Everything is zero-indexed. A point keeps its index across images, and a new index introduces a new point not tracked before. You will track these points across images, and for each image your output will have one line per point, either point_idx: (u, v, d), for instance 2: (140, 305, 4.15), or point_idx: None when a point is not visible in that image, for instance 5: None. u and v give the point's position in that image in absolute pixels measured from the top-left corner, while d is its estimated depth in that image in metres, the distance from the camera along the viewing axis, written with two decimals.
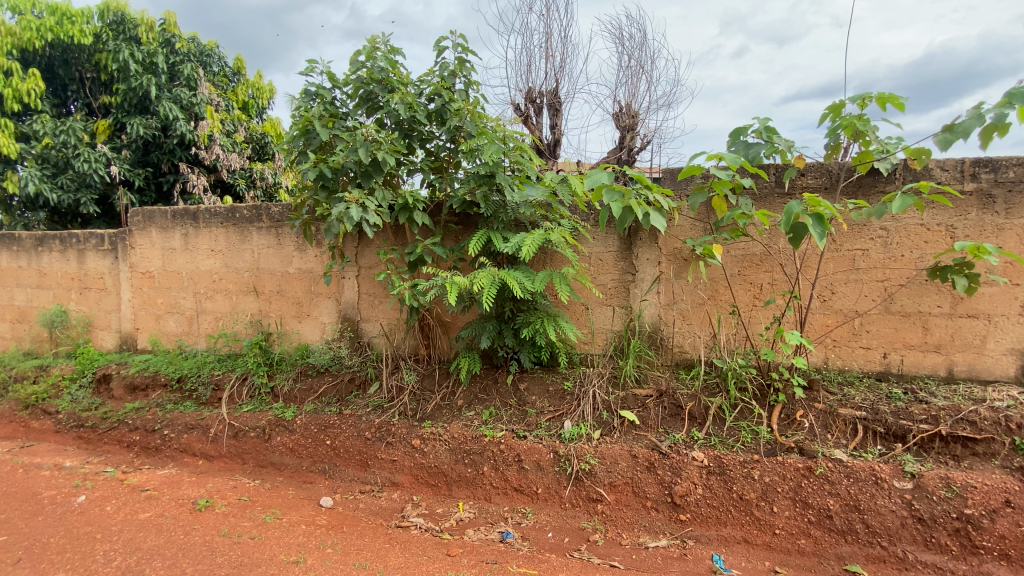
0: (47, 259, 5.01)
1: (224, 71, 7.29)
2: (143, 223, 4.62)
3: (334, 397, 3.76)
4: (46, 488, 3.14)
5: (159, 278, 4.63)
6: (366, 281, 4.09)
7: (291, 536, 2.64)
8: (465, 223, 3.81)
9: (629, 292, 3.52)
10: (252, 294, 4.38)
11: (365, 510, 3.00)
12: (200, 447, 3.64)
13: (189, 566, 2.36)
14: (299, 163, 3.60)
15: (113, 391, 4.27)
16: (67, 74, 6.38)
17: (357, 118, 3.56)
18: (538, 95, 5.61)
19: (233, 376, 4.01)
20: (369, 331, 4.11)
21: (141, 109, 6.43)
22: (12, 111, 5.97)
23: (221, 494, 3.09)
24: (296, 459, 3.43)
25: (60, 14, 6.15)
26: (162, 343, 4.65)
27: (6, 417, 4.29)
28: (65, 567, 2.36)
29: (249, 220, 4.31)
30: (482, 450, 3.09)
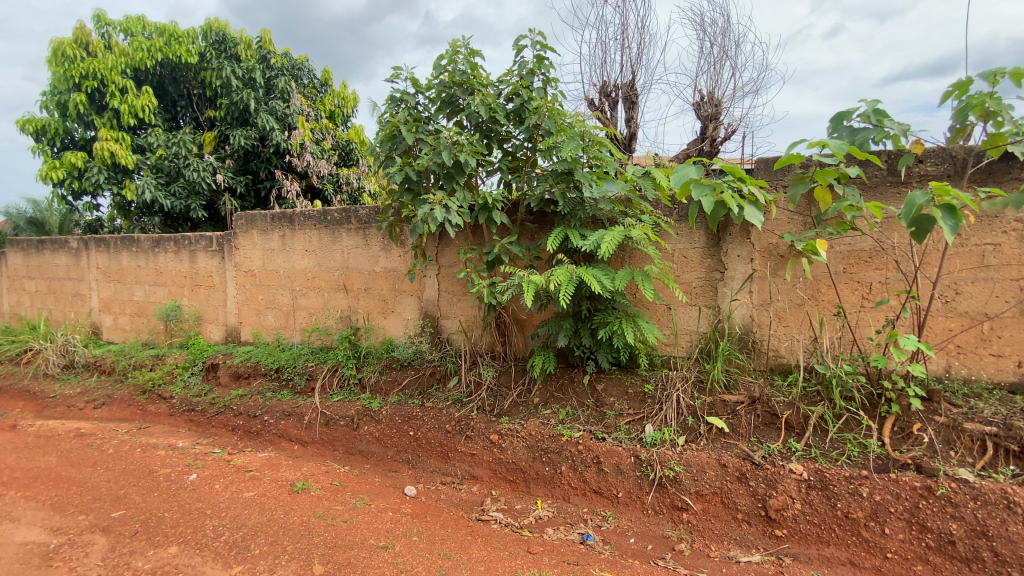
0: (163, 259, 5.60)
1: (314, 83, 7.80)
2: (246, 226, 5.05)
3: (416, 389, 3.91)
4: (161, 466, 3.50)
5: (259, 276, 5.04)
6: (446, 280, 4.20)
7: (380, 521, 2.76)
8: (541, 221, 3.79)
9: (716, 291, 3.34)
10: (342, 292, 4.65)
11: (446, 501, 3.08)
12: (295, 433, 3.91)
13: (289, 544, 2.53)
14: (384, 167, 3.76)
15: (220, 379, 4.71)
16: (176, 91, 7.10)
17: (439, 121, 3.66)
18: (612, 90, 5.48)
19: (325, 367, 4.28)
20: (448, 327, 4.23)
21: (241, 121, 7.02)
22: (129, 125, 6.70)
23: (315, 478, 3.30)
24: (381, 448, 3.60)
25: (168, 35, 6.82)
26: (263, 335, 5.05)
27: (126, 401, 4.84)
28: (179, 540, 2.61)
29: (339, 222, 4.57)
30: (560, 449, 3.06)
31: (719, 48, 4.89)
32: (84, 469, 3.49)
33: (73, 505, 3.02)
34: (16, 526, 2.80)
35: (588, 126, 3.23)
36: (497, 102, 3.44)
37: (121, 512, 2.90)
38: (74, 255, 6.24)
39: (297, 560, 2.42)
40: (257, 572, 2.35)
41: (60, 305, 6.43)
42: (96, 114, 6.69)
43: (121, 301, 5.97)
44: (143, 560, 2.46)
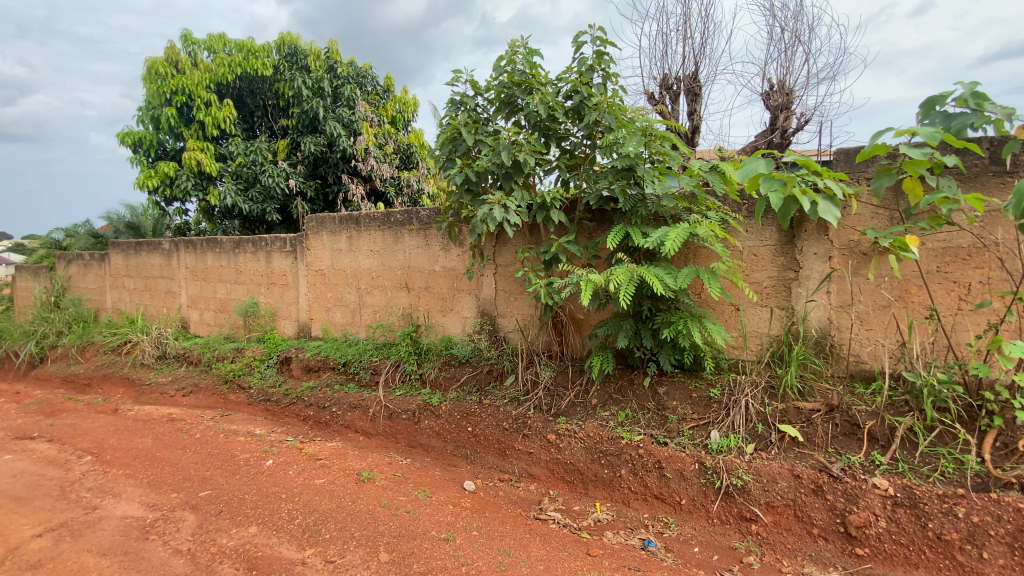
0: (243, 259, 6.02)
1: (377, 90, 8.12)
2: (316, 228, 5.33)
3: (474, 386, 3.97)
4: (242, 451, 3.77)
5: (328, 275, 5.30)
6: (503, 279, 4.23)
7: (441, 514, 2.83)
8: (600, 220, 3.73)
9: (790, 292, 3.15)
10: (404, 290, 4.80)
11: (504, 498, 3.10)
12: (361, 424, 4.09)
13: (357, 531, 2.65)
14: (444, 169, 3.85)
15: (293, 371, 5.00)
16: (253, 102, 7.62)
17: (497, 122, 3.70)
18: (674, 82, 5.31)
19: (388, 362, 4.44)
20: (505, 326, 4.26)
21: (311, 129, 7.42)
22: (213, 136, 7.25)
23: (380, 468, 3.43)
24: (441, 442, 3.69)
25: (247, 51, 7.32)
26: (331, 331, 5.32)
27: (210, 390, 5.25)
28: (259, 521, 2.80)
29: (402, 223, 4.72)
30: (619, 452, 3.01)
31: (792, 33, 4.61)
32: (175, 451, 3.81)
33: (167, 483, 3.31)
34: (120, 500, 3.11)
35: (650, 120, 3.14)
36: (556, 100, 3.43)
37: (207, 492, 3.15)
38: (166, 256, 6.83)
39: (364, 546, 2.52)
40: (328, 555, 2.47)
41: (154, 301, 7.06)
42: (184, 126, 7.27)
43: (206, 298, 6.48)
44: (227, 537, 2.66)
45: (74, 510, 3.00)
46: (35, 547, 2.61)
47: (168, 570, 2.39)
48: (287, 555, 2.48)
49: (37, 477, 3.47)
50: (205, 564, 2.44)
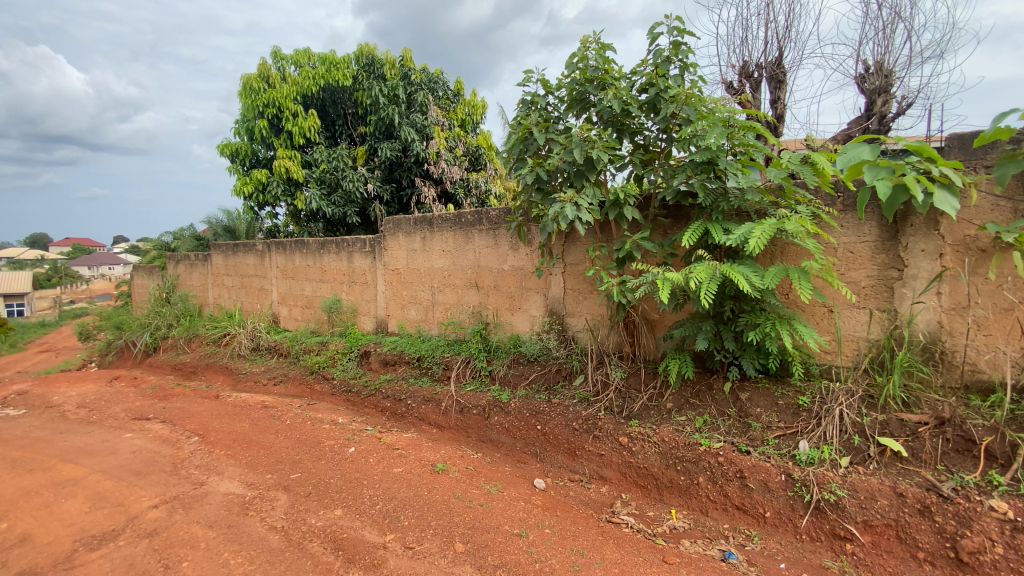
0: (327, 259, 6.42)
1: (447, 94, 8.37)
2: (393, 229, 5.57)
3: (543, 385, 3.98)
4: (327, 438, 4.02)
5: (404, 274, 5.53)
6: (572, 278, 4.20)
7: (513, 510, 2.86)
8: (676, 216, 3.62)
9: (893, 292, 2.88)
10: (474, 289, 4.90)
11: (575, 498, 3.08)
12: (434, 417, 4.23)
13: (433, 520, 2.75)
14: (515, 168, 3.89)
15: (372, 365, 5.27)
16: (335, 112, 8.11)
17: (569, 120, 3.70)
18: (754, 70, 5.03)
19: (459, 358, 4.57)
20: (574, 325, 4.23)
21: (387, 134, 7.78)
22: (299, 144, 7.79)
23: (453, 461, 3.53)
24: (511, 439, 3.73)
25: (329, 63, 7.79)
26: (407, 327, 5.54)
27: (298, 380, 5.65)
28: (342, 504, 2.97)
29: (472, 223, 4.82)
30: (697, 459, 2.89)
31: (891, 9, 4.21)
32: (269, 435, 4.14)
33: (262, 465, 3.60)
34: (223, 478, 3.42)
35: (732, 111, 3.01)
36: (630, 94, 3.37)
37: (297, 475, 3.39)
38: (259, 256, 7.43)
39: (440, 535, 2.61)
40: (406, 542, 2.58)
41: (249, 298, 7.70)
42: (274, 137, 7.86)
43: (293, 295, 6.97)
44: (315, 518, 2.85)
45: (184, 485, 3.33)
46: (153, 516, 2.93)
47: (264, 544, 2.60)
48: (369, 539, 2.62)
49: (154, 454, 3.90)
50: (296, 541, 2.63)
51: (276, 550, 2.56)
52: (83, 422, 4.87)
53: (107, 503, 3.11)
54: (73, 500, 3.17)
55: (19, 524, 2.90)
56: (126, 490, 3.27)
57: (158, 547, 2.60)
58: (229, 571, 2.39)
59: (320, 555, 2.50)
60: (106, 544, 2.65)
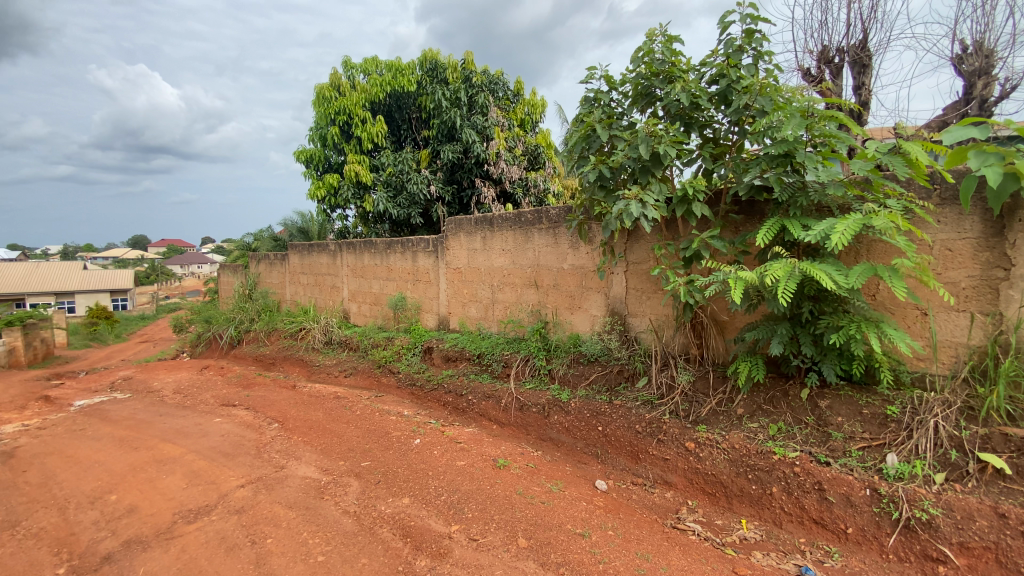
0: (393, 258, 6.69)
1: (508, 95, 8.46)
2: (455, 229, 5.71)
3: (604, 386, 3.93)
4: (394, 429, 4.19)
5: (465, 273, 5.65)
6: (635, 277, 4.12)
7: (575, 509, 2.85)
8: (749, 212, 3.46)
9: (999, 294, 2.61)
10: (533, 287, 4.92)
11: (638, 502, 3.02)
12: (494, 414, 4.29)
13: (496, 514, 2.80)
14: (577, 166, 3.87)
15: (434, 360, 5.44)
16: (400, 117, 8.43)
17: (633, 115, 3.64)
18: (835, 55, 4.71)
19: (519, 356, 4.62)
20: (636, 326, 4.15)
21: (449, 137, 7.99)
22: (367, 149, 8.16)
23: (514, 457, 3.57)
24: (571, 438, 3.72)
25: (395, 70, 8.08)
26: (467, 325, 5.66)
27: (366, 372, 5.93)
28: (409, 493, 3.10)
29: (532, 222, 4.85)
30: (770, 468, 2.75)
31: None
32: (341, 425, 4.38)
33: (335, 452, 3.81)
34: (300, 463, 3.66)
35: (812, 99, 2.84)
36: (699, 87, 3.27)
37: (367, 463, 3.57)
38: (331, 256, 7.86)
39: (504, 530, 2.65)
40: (471, 533, 2.64)
41: (322, 294, 8.17)
42: (344, 142, 8.28)
43: (362, 292, 7.32)
44: (385, 505, 2.99)
45: (267, 467, 3.60)
46: (241, 495, 3.18)
47: (339, 527, 2.76)
48: (435, 528, 2.71)
49: (239, 437, 4.23)
50: (368, 526, 2.76)
51: (350, 533, 2.70)
52: (179, 406, 5.36)
53: (201, 480, 3.41)
54: (172, 476, 3.50)
55: (129, 495, 3.24)
56: (216, 470, 3.57)
57: (246, 523, 2.83)
58: (308, 549, 2.55)
59: (390, 541, 2.62)
60: (201, 518, 2.91)
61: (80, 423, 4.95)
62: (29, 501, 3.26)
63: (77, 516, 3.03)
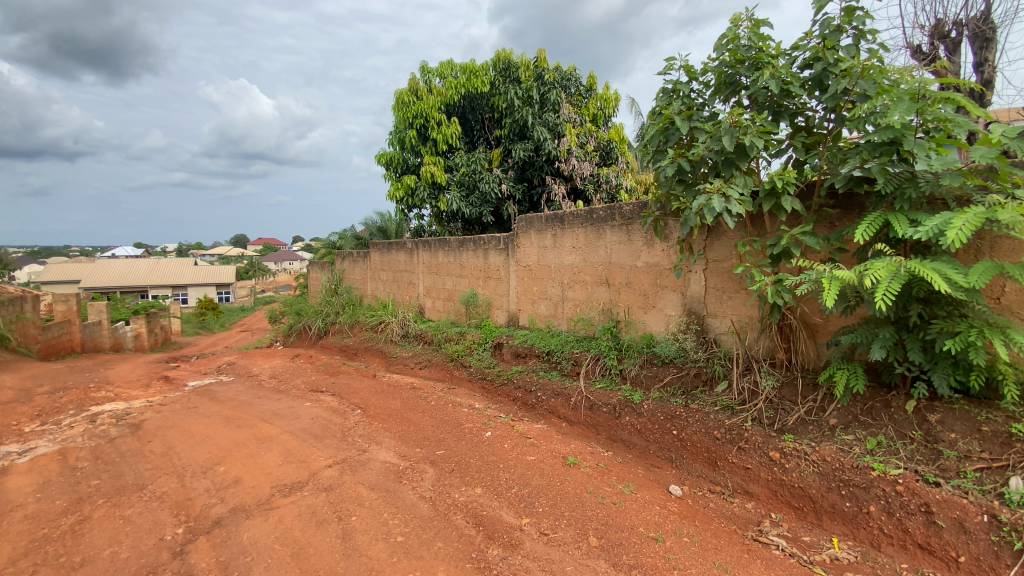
0: (466, 256, 6.87)
1: (580, 90, 8.39)
2: (525, 227, 5.75)
3: (679, 389, 3.80)
4: (467, 420, 4.33)
5: (535, 270, 5.68)
6: (715, 275, 3.93)
7: (648, 513, 2.79)
8: (847, 206, 3.20)
9: None
10: (605, 285, 4.85)
11: (716, 510, 2.89)
12: (563, 411, 4.28)
13: (567, 511, 2.80)
14: (654, 160, 3.78)
15: (504, 356, 5.53)
16: (474, 118, 8.64)
17: (716, 105, 3.50)
18: (951, 29, 4.22)
19: (589, 355, 4.57)
20: (715, 327, 3.96)
21: (521, 135, 8.06)
22: (442, 150, 8.44)
23: (584, 455, 3.54)
24: (644, 441, 3.63)
25: (470, 72, 8.28)
26: (537, 322, 5.69)
27: (439, 365, 6.16)
28: (482, 483, 3.18)
29: (605, 219, 4.78)
30: (867, 485, 2.54)
31: None
32: (418, 414, 4.58)
33: (412, 439, 4.00)
34: (380, 447, 3.88)
35: (924, 80, 2.58)
36: (791, 72, 3.09)
37: (441, 452, 3.71)
38: (408, 253, 8.22)
39: (574, 527, 2.65)
40: (542, 528, 2.67)
41: (399, 290, 8.57)
42: (421, 145, 8.61)
43: (436, 289, 7.58)
44: (458, 493, 3.09)
45: (351, 450, 3.85)
46: (329, 474, 3.43)
47: (417, 510, 2.89)
48: (507, 519, 2.76)
49: (326, 421, 4.56)
50: (443, 512, 2.88)
51: (427, 517, 2.82)
52: (274, 390, 5.87)
53: (294, 458, 3.72)
54: (270, 453, 3.85)
55: (234, 468, 3.60)
56: (307, 450, 3.87)
57: (333, 500, 3.05)
58: (389, 529, 2.71)
59: (464, 528, 2.71)
60: (295, 493, 3.18)
61: (194, 401, 5.56)
62: (154, 468, 3.72)
63: (192, 483, 3.42)
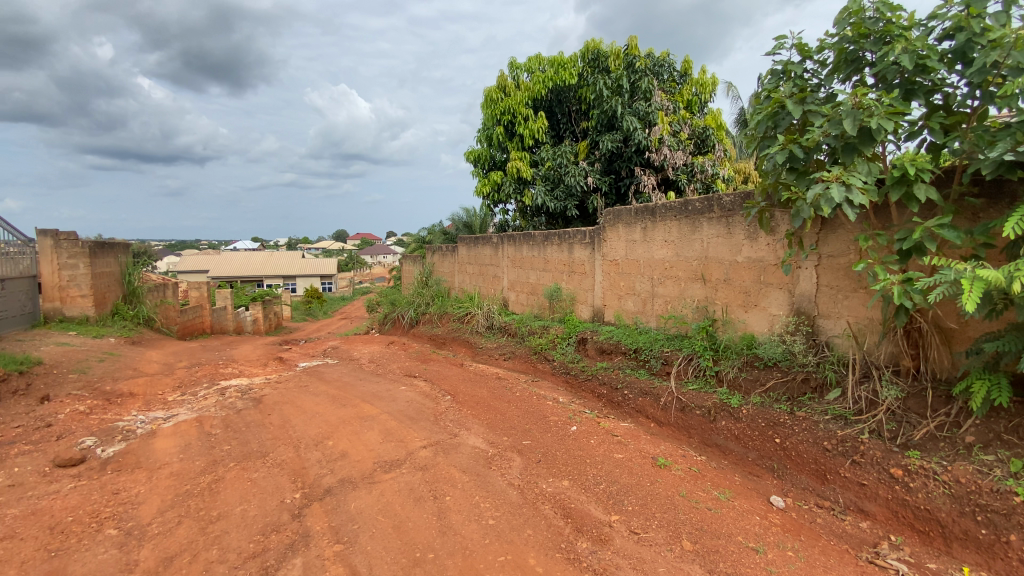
0: (550, 250, 6.89)
1: (674, 76, 8.06)
2: (613, 221, 5.63)
3: (783, 395, 3.53)
4: (551, 413, 4.36)
5: (622, 265, 5.55)
6: (828, 272, 3.61)
7: (747, 522, 2.64)
8: (995, 195, 2.80)
9: None
10: (700, 281, 4.64)
11: (824, 526, 2.67)
12: (652, 411, 4.17)
13: (658, 512, 2.73)
14: (761, 148, 3.56)
15: (589, 351, 5.47)
16: (561, 111, 8.61)
17: (834, 86, 3.22)
18: None
19: (681, 355, 4.40)
20: (828, 329, 3.64)
21: (609, 126, 7.90)
22: (528, 144, 8.50)
23: (675, 458, 3.42)
24: (741, 447, 3.43)
25: (558, 65, 8.24)
26: (624, 318, 5.57)
27: (523, 358, 6.26)
28: (569, 477, 3.20)
29: (701, 211, 4.56)
30: (1008, 512, 2.25)
31: None
32: (504, 404, 4.70)
33: (499, 428, 4.11)
34: (470, 433, 4.03)
35: None
36: (927, 45, 2.75)
37: (528, 442, 3.79)
38: (494, 248, 8.40)
39: (667, 528, 2.59)
40: (632, 526, 2.63)
41: (485, 283, 8.78)
42: (508, 141, 8.74)
43: (521, 283, 7.67)
44: (546, 484, 3.14)
45: (443, 434, 4.04)
46: (424, 454, 3.63)
47: (506, 497, 2.98)
48: (595, 514, 2.76)
49: (420, 404, 4.83)
50: (531, 500, 2.94)
51: (516, 504, 2.90)
52: (373, 373, 6.33)
53: (393, 438, 3.98)
54: (371, 431, 4.15)
55: (341, 443, 3.94)
56: (404, 430, 4.13)
57: (428, 479, 3.23)
58: (480, 511, 2.82)
59: (552, 518, 2.74)
60: (394, 469, 3.40)
61: (304, 381, 6.14)
62: (274, 438, 4.17)
63: (306, 454, 3.79)
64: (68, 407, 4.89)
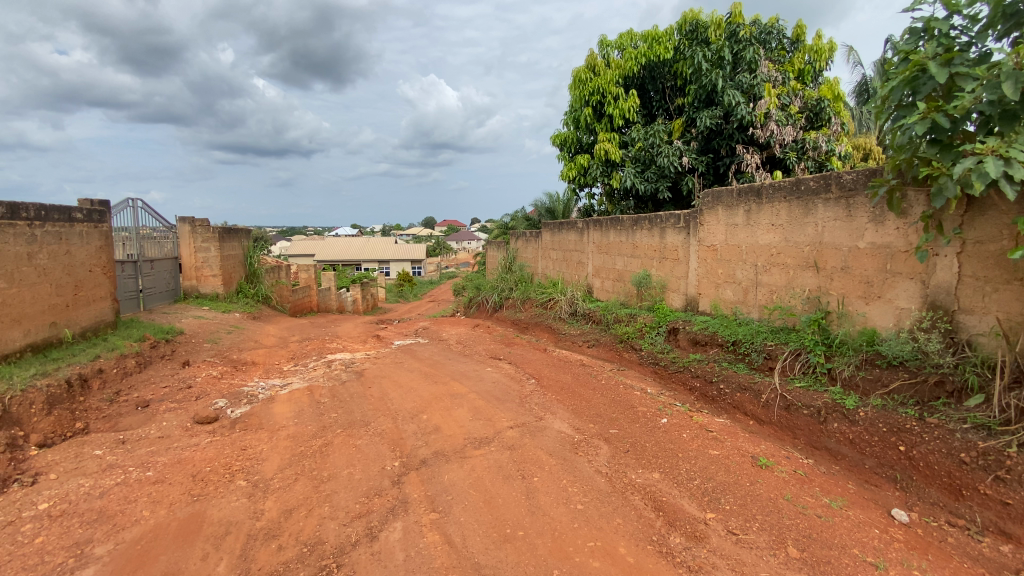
0: (639, 235, 6.65)
1: (783, 44, 7.35)
2: (711, 203, 5.30)
3: (911, 398, 3.14)
4: (640, 404, 4.24)
5: (721, 251, 5.22)
6: (973, 260, 3.12)
7: (864, 535, 2.40)
8: None
9: None
10: (812, 269, 4.24)
11: (956, 547, 2.35)
12: (751, 408, 3.92)
13: (758, 514, 2.57)
14: (892, 120, 3.13)
15: (680, 342, 5.25)
16: (654, 88, 8.21)
17: (990, 45, 2.75)
18: None
19: (786, 349, 4.07)
20: (971, 326, 3.15)
21: (708, 102, 7.41)
22: (618, 125, 8.21)
23: (778, 458, 3.17)
24: (857, 453, 3.11)
25: (652, 39, 7.84)
26: (721, 308, 5.24)
27: (608, 346, 6.17)
28: (660, 469, 3.11)
29: (816, 191, 4.14)
30: None
31: None
32: (589, 391, 4.65)
33: (585, 414, 4.09)
34: (555, 418, 4.05)
35: None
36: None
37: (615, 431, 3.73)
38: (579, 233, 8.27)
39: (769, 532, 2.43)
40: (730, 526, 2.50)
41: (569, 269, 8.70)
42: (597, 122, 8.50)
43: (607, 268, 7.51)
44: (635, 474, 3.07)
45: (529, 416, 4.10)
46: (511, 435, 3.71)
47: (594, 483, 2.96)
48: (688, 510, 2.66)
49: (506, 386, 4.94)
50: (620, 489, 2.89)
51: (604, 491, 2.87)
52: (462, 354, 6.57)
53: (481, 417, 4.10)
54: (461, 408, 4.32)
55: (434, 417, 4.15)
56: (492, 410, 4.24)
57: (516, 459, 3.30)
58: (568, 495, 2.83)
59: (642, 509, 2.69)
60: (484, 446, 3.52)
61: (398, 358, 6.52)
62: (374, 409, 4.49)
63: (403, 426, 4.04)
64: (204, 372, 5.63)
